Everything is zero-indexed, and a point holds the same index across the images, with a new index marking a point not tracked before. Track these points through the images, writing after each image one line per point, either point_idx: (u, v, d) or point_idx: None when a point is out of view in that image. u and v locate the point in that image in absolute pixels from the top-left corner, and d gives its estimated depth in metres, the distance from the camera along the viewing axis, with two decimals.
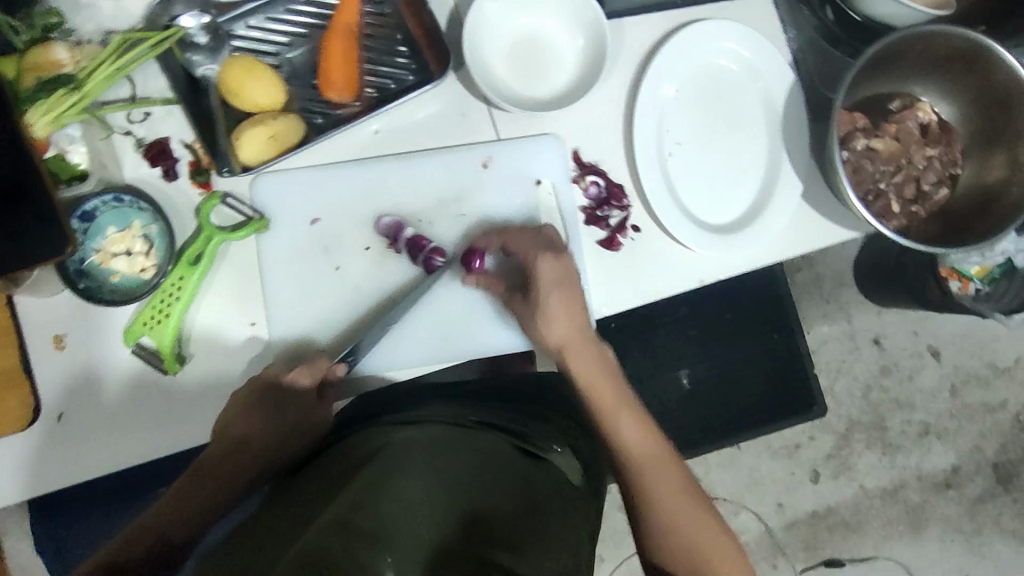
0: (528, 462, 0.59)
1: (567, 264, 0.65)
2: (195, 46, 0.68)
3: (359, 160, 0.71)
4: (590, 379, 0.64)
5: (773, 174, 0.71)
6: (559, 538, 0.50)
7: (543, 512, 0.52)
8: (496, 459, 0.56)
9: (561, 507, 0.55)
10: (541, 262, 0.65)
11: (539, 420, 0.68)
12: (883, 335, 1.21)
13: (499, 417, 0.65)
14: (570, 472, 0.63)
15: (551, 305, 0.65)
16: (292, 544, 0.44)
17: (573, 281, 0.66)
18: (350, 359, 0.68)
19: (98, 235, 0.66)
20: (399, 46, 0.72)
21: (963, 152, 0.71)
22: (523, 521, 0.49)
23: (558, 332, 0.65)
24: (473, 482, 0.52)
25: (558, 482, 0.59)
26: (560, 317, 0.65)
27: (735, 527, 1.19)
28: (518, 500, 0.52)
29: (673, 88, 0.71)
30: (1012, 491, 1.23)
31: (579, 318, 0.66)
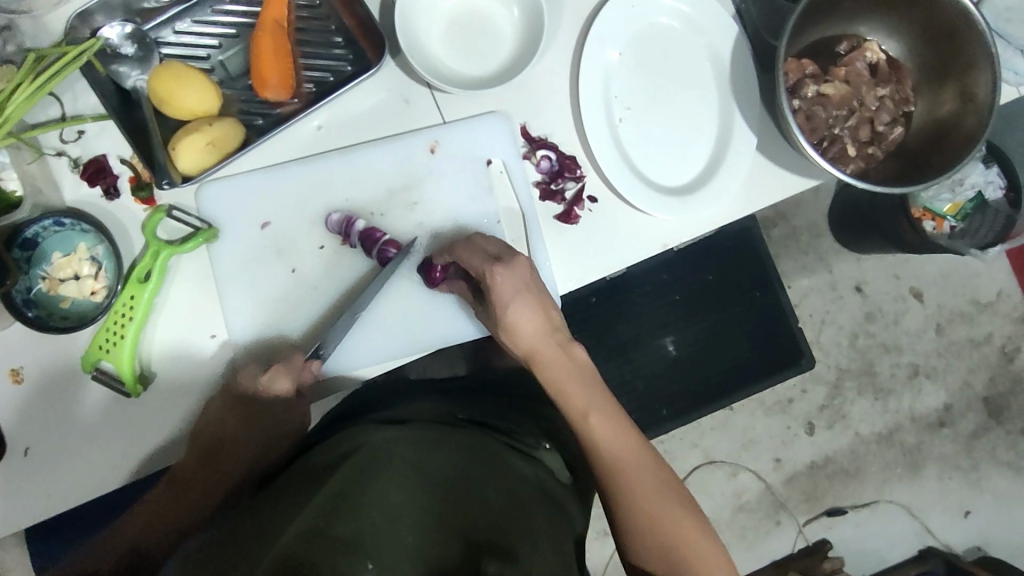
0: (514, 458, 0.58)
1: (522, 270, 0.63)
2: (121, 57, 0.66)
3: (304, 159, 0.69)
4: (563, 383, 0.61)
5: (727, 130, 0.70)
6: (544, 543, 0.50)
7: (528, 514, 0.52)
8: (480, 457, 0.55)
9: (546, 507, 0.55)
10: (495, 275, 0.62)
11: (521, 413, 0.68)
12: (865, 282, 1.21)
13: (483, 414, 0.64)
14: (558, 471, 0.63)
15: (513, 312, 0.62)
16: (266, 553, 0.43)
17: (533, 287, 0.63)
18: (322, 355, 0.66)
19: (44, 261, 0.65)
20: (334, 37, 0.70)
21: (914, 88, 0.70)
22: (508, 527, 0.49)
23: (526, 338, 0.63)
24: (458, 484, 0.51)
25: (542, 480, 0.58)
26: (525, 326, 0.63)
27: (735, 487, 1.20)
28: (502, 502, 0.51)
29: (617, 52, 0.69)
30: (1005, 423, 1.24)
31: (544, 319, 0.63)
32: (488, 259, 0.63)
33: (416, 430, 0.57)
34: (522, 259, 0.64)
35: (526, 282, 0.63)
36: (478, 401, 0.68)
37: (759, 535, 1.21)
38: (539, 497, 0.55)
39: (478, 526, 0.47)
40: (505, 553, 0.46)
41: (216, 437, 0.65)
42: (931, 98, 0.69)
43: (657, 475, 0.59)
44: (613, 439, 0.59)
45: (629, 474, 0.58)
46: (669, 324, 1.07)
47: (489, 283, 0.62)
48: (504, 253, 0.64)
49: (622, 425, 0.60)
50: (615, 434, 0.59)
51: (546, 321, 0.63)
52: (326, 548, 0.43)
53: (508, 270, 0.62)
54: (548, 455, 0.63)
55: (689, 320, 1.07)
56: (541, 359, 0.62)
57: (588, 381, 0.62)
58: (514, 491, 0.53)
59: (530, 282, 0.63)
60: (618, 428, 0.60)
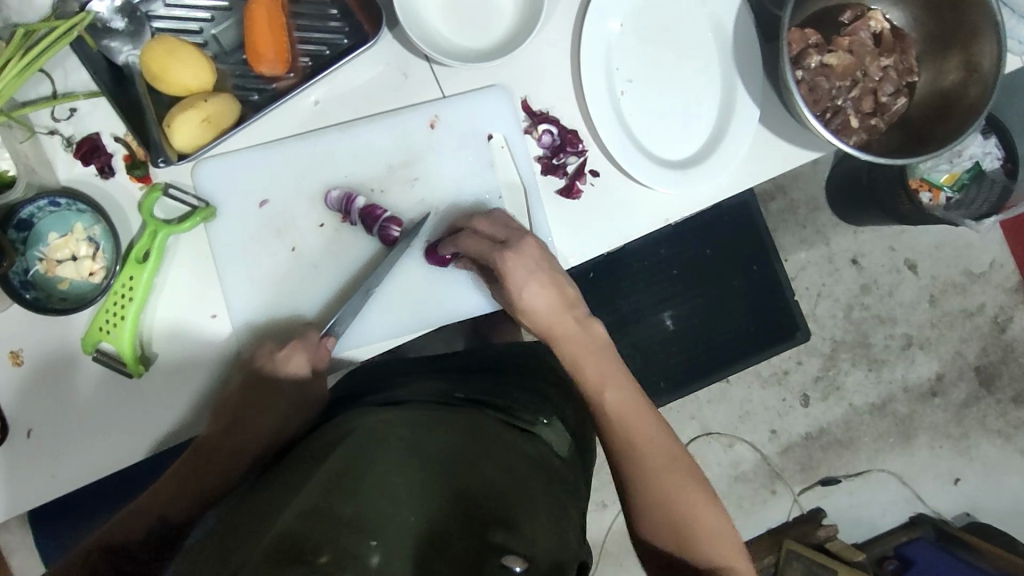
0: (518, 436, 0.58)
1: (528, 252, 0.63)
2: (113, 32, 0.64)
3: (301, 135, 0.68)
4: (578, 355, 0.63)
5: (729, 102, 0.69)
6: (544, 517, 0.51)
7: (529, 490, 0.53)
8: (481, 434, 0.55)
9: (550, 485, 0.55)
10: (506, 259, 0.62)
11: (520, 389, 0.68)
12: (861, 254, 1.21)
13: (488, 393, 0.64)
14: (558, 446, 0.63)
15: (528, 290, 0.63)
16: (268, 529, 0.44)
17: (548, 264, 0.64)
18: (336, 330, 0.67)
19: (40, 242, 0.64)
20: (330, 10, 0.68)
21: (919, 58, 0.69)
22: (509, 500, 0.50)
23: (541, 315, 0.64)
24: (459, 460, 0.52)
25: (544, 457, 0.59)
26: (540, 304, 0.63)
27: (731, 458, 1.21)
28: (503, 478, 0.52)
29: (618, 23, 0.68)
30: (995, 392, 1.25)
31: (562, 296, 0.64)
32: (495, 246, 0.63)
33: (414, 408, 0.57)
34: (530, 239, 0.64)
35: (538, 261, 0.63)
36: (478, 379, 0.68)
37: (756, 505, 1.22)
38: (541, 473, 0.56)
39: (479, 502, 0.49)
40: (504, 525, 0.48)
41: (230, 420, 0.64)
42: (936, 68, 0.68)
43: (672, 456, 0.61)
44: (633, 417, 0.61)
45: (648, 452, 0.60)
46: (667, 298, 1.07)
47: (500, 264, 0.62)
48: (511, 236, 0.64)
49: (641, 405, 0.62)
50: (635, 412, 0.62)
51: (562, 297, 0.64)
52: (330, 526, 0.43)
53: (519, 254, 0.63)
54: (547, 430, 0.63)
55: (687, 295, 1.07)
56: (557, 334, 0.64)
57: (601, 354, 0.64)
58: (515, 466, 0.54)
59: (542, 261, 0.63)
60: (639, 407, 0.62)
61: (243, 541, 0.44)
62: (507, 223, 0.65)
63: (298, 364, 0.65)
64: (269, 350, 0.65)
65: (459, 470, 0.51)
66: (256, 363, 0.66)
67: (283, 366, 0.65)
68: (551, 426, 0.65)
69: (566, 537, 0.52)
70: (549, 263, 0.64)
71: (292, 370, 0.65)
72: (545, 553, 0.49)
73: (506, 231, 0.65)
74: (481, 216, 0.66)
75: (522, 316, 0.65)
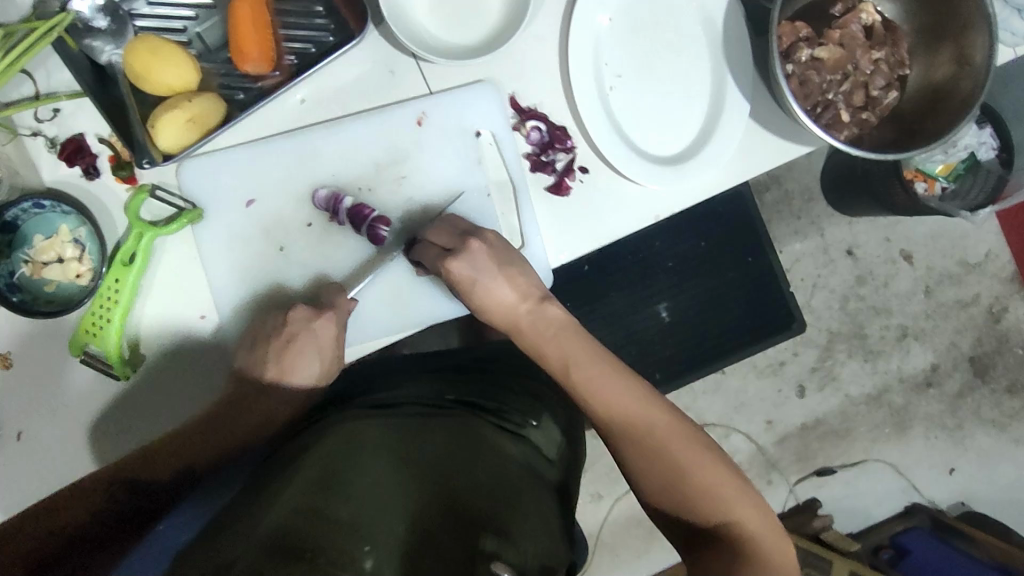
0: (506, 439, 0.58)
1: (471, 251, 0.62)
2: (95, 31, 0.64)
3: (286, 133, 0.67)
4: (540, 343, 0.63)
5: (719, 97, 0.68)
6: (537, 521, 0.51)
7: (521, 496, 0.53)
8: (472, 438, 0.56)
9: (539, 489, 0.56)
10: (452, 266, 0.62)
11: (512, 391, 0.67)
12: (856, 245, 1.21)
13: (476, 394, 0.64)
14: (546, 449, 0.63)
15: (481, 291, 0.63)
16: (258, 525, 0.44)
17: (507, 255, 0.64)
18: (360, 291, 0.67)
19: (25, 245, 0.64)
20: (316, 7, 0.68)
21: (910, 51, 0.69)
22: (502, 502, 0.50)
23: (499, 313, 0.64)
24: (452, 464, 0.52)
25: (532, 460, 0.58)
26: (500, 301, 0.63)
27: (727, 449, 1.22)
28: (495, 483, 0.52)
29: (607, 17, 0.67)
30: (990, 382, 1.26)
31: (518, 293, 0.64)
32: (443, 253, 0.64)
33: (399, 413, 0.57)
34: (475, 242, 0.63)
35: (484, 261, 0.63)
36: (468, 380, 0.67)
37: None
38: (531, 479, 0.56)
39: (471, 502, 0.49)
40: (500, 526, 0.48)
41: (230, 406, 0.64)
42: (927, 60, 0.68)
43: (657, 419, 0.60)
44: (606, 390, 0.60)
45: (629, 423, 0.60)
46: (662, 290, 1.07)
47: (448, 274, 0.63)
48: (457, 244, 0.63)
49: (619, 375, 0.61)
50: (608, 385, 0.61)
51: (516, 291, 0.64)
52: (324, 529, 0.44)
53: (462, 259, 0.62)
54: (536, 433, 0.63)
55: (682, 287, 1.07)
56: (521, 327, 0.64)
57: (565, 335, 0.63)
58: (507, 471, 0.54)
59: (490, 261, 0.63)
60: (613, 380, 0.61)
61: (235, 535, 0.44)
62: (461, 229, 0.65)
63: (330, 337, 0.64)
64: (306, 315, 0.63)
65: (451, 475, 0.51)
66: (286, 331, 0.64)
67: (319, 335, 0.64)
68: (539, 428, 0.64)
69: (557, 539, 0.52)
70: (501, 258, 0.63)
71: (325, 349, 0.64)
72: (539, 556, 0.48)
73: (455, 237, 0.64)
74: (437, 224, 0.65)
75: (486, 315, 0.65)
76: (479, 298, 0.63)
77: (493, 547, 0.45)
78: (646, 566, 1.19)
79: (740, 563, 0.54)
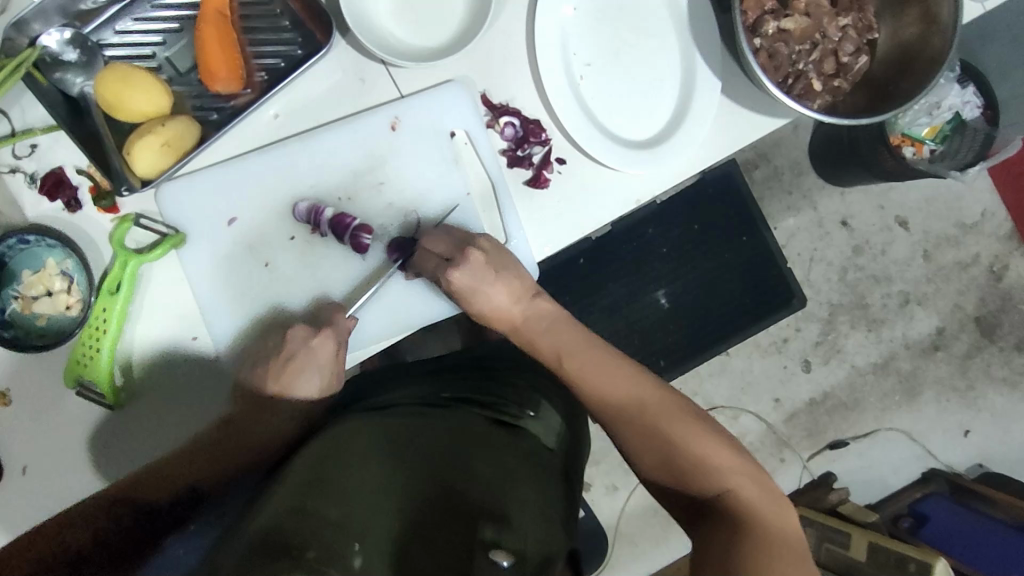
0: (501, 432, 0.58)
1: (470, 260, 0.62)
2: (65, 64, 0.65)
3: (262, 149, 0.68)
4: (536, 338, 0.64)
5: (690, 76, 0.68)
6: (533, 510, 0.51)
7: (519, 484, 0.53)
8: (466, 434, 0.56)
9: (537, 476, 0.56)
10: (452, 274, 0.62)
11: (508, 384, 0.67)
12: (851, 216, 1.21)
13: (470, 390, 0.64)
14: (546, 438, 0.63)
15: (477, 296, 0.63)
16: (251, 527, 0.44)
17: (504, 259, 0.64)
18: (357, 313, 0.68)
19: (14, 280, 0.65)
20: (282, 22, 0.68)
21: (877, 14, 0.68)
22: (497, 493, 0.51)
23: (497, 315, 0.65)
24: (445, 460, 0.52)
25: (531, 449, 0.59)
26: (495, 301, 0.64)
27: (738, 431, 1.21)
28: (492, 475, 0.52)
29: (571, 7, 0.67)
30: (998, 341, 1.25)
31: (513, 291, 0.64)
32: (442, 262, 0.64)
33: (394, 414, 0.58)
34: (474, 250, 0.62)
35: (484, 267, 0.62)
36: (463, 377, 0.68)
37: None
38: (530, 469, 0.56)
39: (466, 495, 0.50)
40: (495, 517, 0.49)
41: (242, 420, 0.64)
42: (894, 21, 0.67)
43: (647, 397, 0.60)
44: (595, 375, 0.61)
45: (619, 403, 0.60)
46: (657, 276, 1.07)
47: (448, 282, 0.63)
48: (455, 253, 0.63)
49: (607, 360, 0.62)
50: (597, 369, 0.62)
51: (511, 292, 0.64)
52: (313, 527, 0.44)
53: (462, 268, 0.62)
54: (534, 423, 0.63)
55: (678, 271, 1.07)
56: (520, 326, 0.65)
57: (558, 328, 0.64)
58: (505, 461, 0.55)
59: (488, 269, 0.63)
60: (602, 363, 0.62)
61: (231, 538, 0.45)
62: (457, 237, 0.64)
63: (329, 352, 0.65)
64: (305, 334, 0.64)
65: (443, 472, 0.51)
66: (280, 362, 0.64)
67: (318, 352, 0.64)
68: (538, 419, 0.64)
69: (555, 527, 0.53)
70: (498, 264, 0.63)
71: (324, 359, 0.65)
72: (537, 547, 0.49)
73: (453, 246, 0.64)
74: (432, 233, 0.65)
75: (482, 318, 0.65)
76: (475, 299, 0.64)
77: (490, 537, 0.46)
78: (666, 552, 1.18)
79: (740, 528, 0.52)
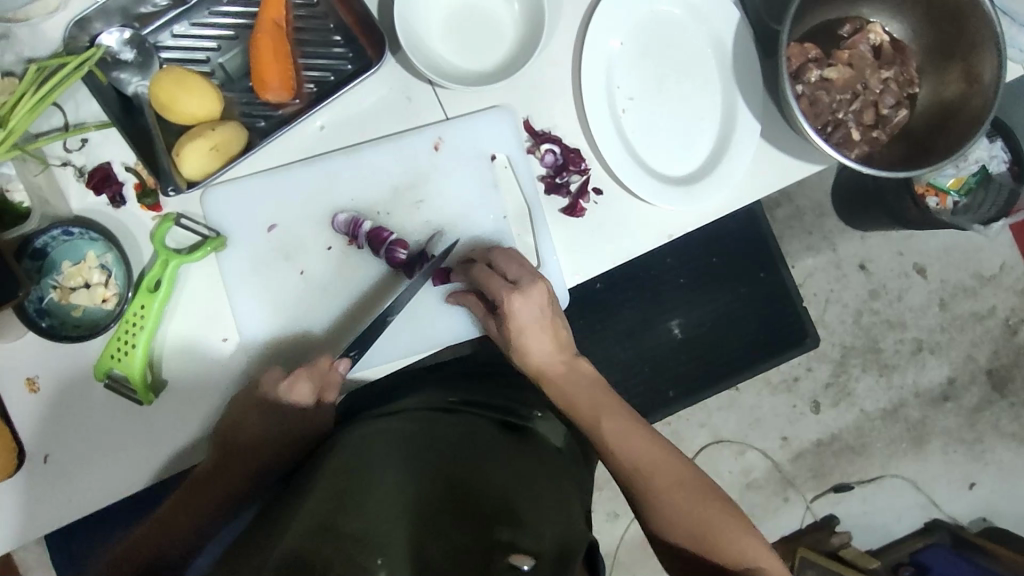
0: (508, 435, 0.62)
1: (536, 291, 0.63)
2: (122, 64, 0.66)
3: (306, 160, 0.69)
4: (569, 393, 0.64)
5: (730, 117, 0.69)
6: (549, 506, 0.53)
7: (533, 485, 0.55)
8: (479, 443, 0.58)
9: (552, 478, 0.58)
10: (513, 302, 0.63)
11: (517, 391, 0.71)
12: (869, 259, 1.21)
13: (480, 394, 0.68)
14: (553, 437, 0.67)
15: (526, 334, 0.64)
16: (273, 548, 0.44)
17: (551, 303, 0.65)
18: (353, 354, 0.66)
19: (54, 271, 0.66)
20: (334, 37, 0.70)
21: (919, 70, 0.70)
22: (512, 492, 0.52)
23: (534, 362, 0.65)
24: (459, 468, 0.54)
25: (542, 451, 0.62)
26: (537, 346, 0.65)
27: (742, 466, 1.21)
28: (506, 476, 0.54)
29: (618, 41, 0.68)
30: (1009, 396, 1.25)
31: (555, 336, 0.65)
32: (505, 284, 0.64)
33: (409, 423, 0.60)
34: (540, 282, 0.64)
35: (541, 306, 0.64)
36: (478, 385, 0.70)
37: (767, 513, 1.22)
38: (541, 467, 0.59)
39: (483, 495, 0.51)
40: (511, 519, 0.49)
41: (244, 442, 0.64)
42: (936, 80, 0.69)
43: (675, 469, 0.61)
44: (626, 440, 0.61)
45: (649, 473, 0.60)
46: (675, 306, 1.07)
47: (506, 307, 0.63)
48: (523, 277, 0.64)
49: (636, 425, 0.62)
50: (628, 434, 0.62)
51: (555, 339, 0.65)
52: (335, 543, 0.44)
53: (525, 297, 0.63)
54: (542, 421, 0.67)
55: (694, 303, 1.07)
56: (548, 375, 0.65)
57: (587, 385, 0.65)
58: (518, 466, 0.57)
59: (545, 304, 0.64)
60: (635, 431, 0.62)
61: (255, 558, 0.44)
62: (526, 265, 0.65)
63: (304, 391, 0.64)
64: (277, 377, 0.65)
65: (460, 478, 0.53)
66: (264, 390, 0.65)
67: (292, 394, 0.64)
68: (546, 418, 0.68)
69: (574, 522, 0.54)
70: (552, 312, 0.65)
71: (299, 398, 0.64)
72: (555, 541, 0.50)
73: (523, 271, 0.65)
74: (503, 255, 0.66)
75: (513, 354, 0.66)
76: (507, 336, 0.65)
77: (506, 536, 0.47)
78: None
79: None
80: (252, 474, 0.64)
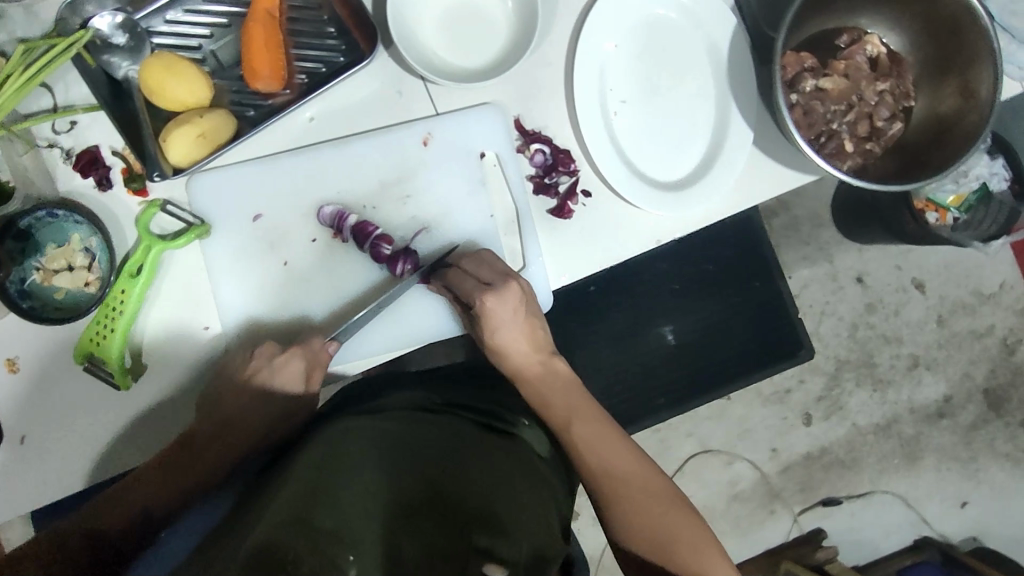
0: (491, 437, 0.61)
1: (510, 290, 0.64)
2: (114, 48, 0.66)
3: (294, 150, 0.69)
4: (545, 395, 0.64)
5: (723, 123, 0.69)
6: (528, 512, 0.53)
7: (513, 488, 0.55)
8: (460, 443, 0.58)
9: (531, 482, 0.58)
10: (484, 301, 0.63)
11: (503, 396, 0.71)
12: (866, 272, 1.20)
13: (463, 397, 0.67)
14: (538, 446, 0.66)
15: (501, 334, 0.65)
16: (245, 537, 0.43)
17: (527, 301, 0.65)
18: (342, 337, 0.67)
19: (37, 252, 0.66)
20: (327, 28, 0.69)
21: (916, 83, 0.69)
22: (491, 496, 0.52)
23: (511, 362, 0.66)
24: (437, 468, 0.53)
25: (523, 454, 0.62)
26: (515, 347, 0.66)
27: (730, 476, 1.20)
28: (485, 479, 0.54)
29: (612, 43, 0.68)
30: (1004, 416, 1.23)
31: (530, 337, 0.66)
32: (478, 285, 0.64)
33: (388, 418, 0.59)
34: (513, 282, 0.64)
35: (516, 306, 0.64)
36: (459, 386, 0.70)
37: (754, 524, 1.21)
38: (521, 470, 0.58)
39: (461, 498, 0.51)
40: (489, 525, 0.49)
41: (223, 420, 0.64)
42: (932, 94, 0.68)
43: (644, 479, 0.61)
44: (598, 446, 0.61)
45: (618, 480, 0.60)
46: (667, 312, 1.06)
47: (479, 307, 0.63)
48: (497, 279, 0.64)
49: (609, 432, 0.63)
50: (600, 440, 0.62)
51: (532, 340, 0.66)
52: (309, 537, 0.43)
53: (499, 297, 0.63)
54: (527, 430, 0.67)
55: (686, 311, 1.07)
56: (526, 376, 0.66)
57: (564, 387, 0.65)
58: (498, 470, 0.56)
59: (518, 303, 0.64)
60: (607, 438, 0.62)
61: (226, 548, 0.43)
62: (501, 266, 0.66)
63: (292, 368, 0.65)
64: (270, 352, 0.66)
65: (438, 479, 0.52)
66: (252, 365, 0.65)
67: (280, 372, 0.65)
68: (532, 428, 0.68)
69: (550, 529, 0.54)
70: (524, 307, 0.65)
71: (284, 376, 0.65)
72: (531, 549, 0.50)
73: (497, 274, 0.65)
74: (473, 259, 0.66)
75: (490, 352, 0.67)
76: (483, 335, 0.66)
77: (484, 542, 0.47)
78: None
79: None
80: (236, 452, 0.64)
